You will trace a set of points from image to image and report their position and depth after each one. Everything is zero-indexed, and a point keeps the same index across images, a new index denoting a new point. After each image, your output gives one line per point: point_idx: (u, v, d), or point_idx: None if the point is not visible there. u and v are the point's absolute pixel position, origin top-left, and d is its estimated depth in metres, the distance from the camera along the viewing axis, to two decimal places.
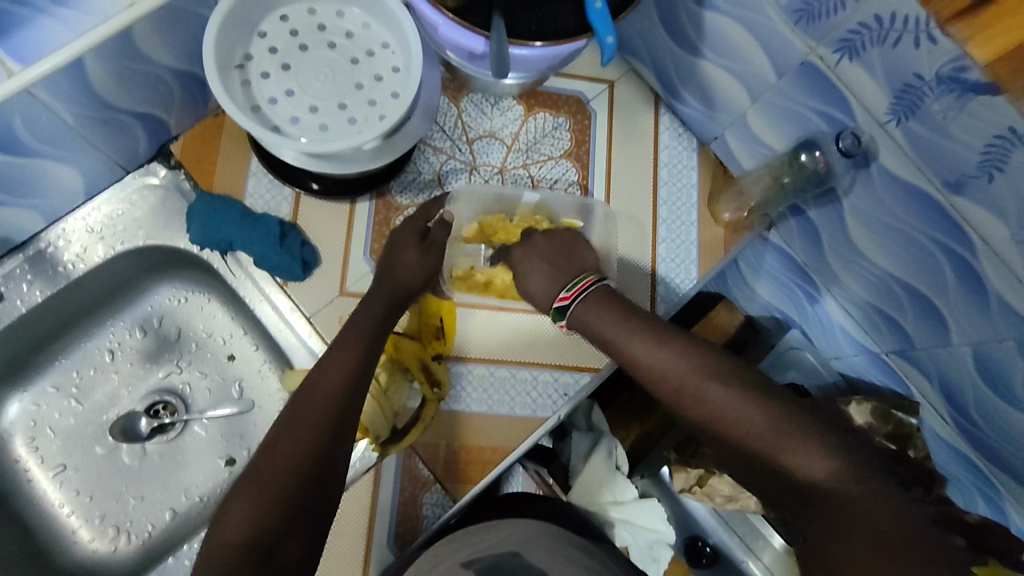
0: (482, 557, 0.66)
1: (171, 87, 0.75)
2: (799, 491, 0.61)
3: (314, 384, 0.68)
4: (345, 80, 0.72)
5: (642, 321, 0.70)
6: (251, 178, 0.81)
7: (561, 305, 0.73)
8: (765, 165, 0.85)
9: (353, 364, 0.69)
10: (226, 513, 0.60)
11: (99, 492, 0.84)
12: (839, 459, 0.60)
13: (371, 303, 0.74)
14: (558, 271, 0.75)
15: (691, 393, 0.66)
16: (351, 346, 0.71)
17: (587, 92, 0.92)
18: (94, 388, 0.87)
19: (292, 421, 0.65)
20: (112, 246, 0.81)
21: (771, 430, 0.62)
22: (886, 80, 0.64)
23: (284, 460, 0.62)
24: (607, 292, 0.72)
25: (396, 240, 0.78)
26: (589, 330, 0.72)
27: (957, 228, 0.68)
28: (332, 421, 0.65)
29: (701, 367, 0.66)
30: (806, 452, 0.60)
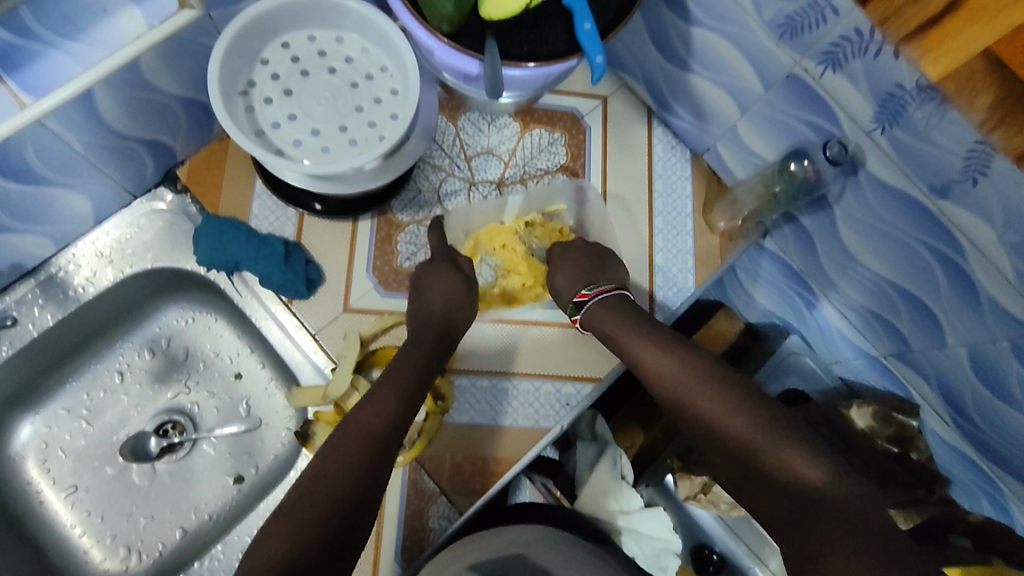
0: (484, 561, 0.66)
1: (177, 115, 0.77)
2: (788, 495, 0.64)
3: (360, 418, 0.68)
4: (346, 103, 0.74)
5: (653, 327, 0.77)
6: (256, 201, 0.84)
7: (578, 301, 0.80)
8: (757, 174, 0.87)
9: (401, 401, 0.70)
10: (266, 540, 0.59)
11: (110, 513, 0.86)
12: (830, 471, 0.64)
13: (417, 341, 0.75)
14: (580, 276, 0.82)
15: (694, 391, 0.72)
16: (397, 382, 0.71)
17: (581, 108, 0.94)
18: (104, 409, 0.89)
19: (334, 450, 0.65)
20: (122, 269, 0.83)
21: (768, 437, 0.68)
22: (869, 90, 0.66)
23: (327, 488, 0.62)
24: (621, 298, 0.80)
25: (427, 274, 0.79)
26: (600, 327, 0.79)
27: (946, 231, 0.70)
28: (374, 454, 0.65)
29: (703, 371, 0.73)
30: (799, 460, 0.65)
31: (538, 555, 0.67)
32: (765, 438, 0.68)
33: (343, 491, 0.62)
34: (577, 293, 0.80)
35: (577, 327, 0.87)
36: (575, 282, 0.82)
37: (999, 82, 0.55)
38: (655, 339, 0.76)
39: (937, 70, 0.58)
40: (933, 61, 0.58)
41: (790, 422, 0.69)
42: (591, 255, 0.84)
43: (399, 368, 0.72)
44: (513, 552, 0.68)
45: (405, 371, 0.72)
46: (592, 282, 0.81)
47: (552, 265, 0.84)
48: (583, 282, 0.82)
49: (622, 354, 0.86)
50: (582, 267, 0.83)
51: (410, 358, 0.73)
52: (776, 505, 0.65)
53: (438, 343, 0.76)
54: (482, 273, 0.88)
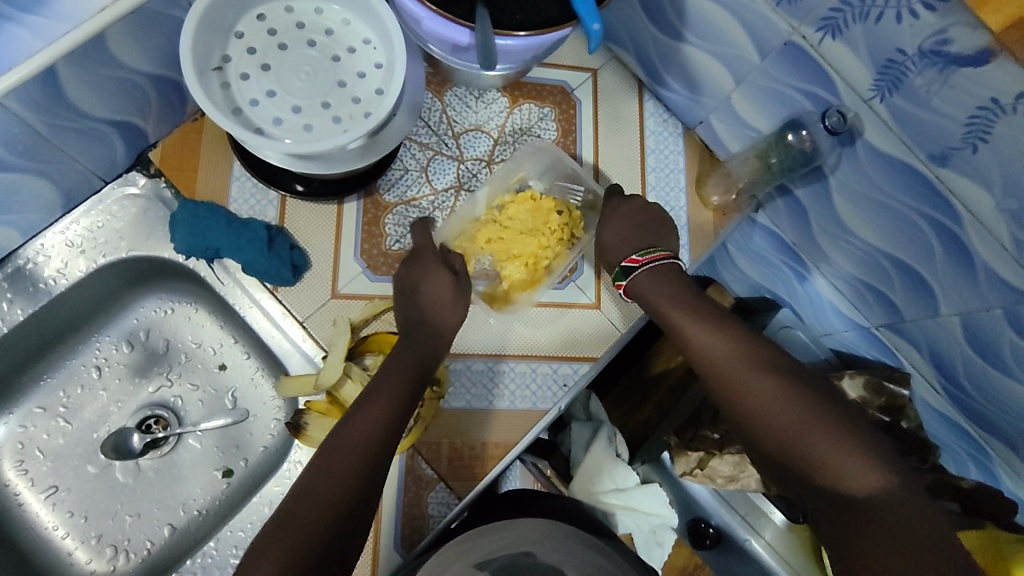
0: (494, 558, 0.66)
1: (147, 94, 0.73)
2: (835, 496, 0.64)
3: (345, 433, 0.66)
4: (328, 77, 0.71)
5: (704, 308, 0.77)
6: (235, 183, 0.79)
7: (628, 266, 0.78)
8: (751, 147, 0.86)
9: (389, 415, 0.67)
10: (251, 565, 0.57)
11: (94, 512, 0.82)
12: (881, 471, 0.64)
13: (405, 353, 0.72)
14: (634, 236, 0.79)
15: (746, 379, 0.71)
16: (387, 392, 0.69)
17: (570, 81, 0.91)
18: (83, 406, 0.85)
19: (322, 468, 0.64)
20: (94, 259, 0.79)
21: (820, 433, 0.67)
22: (870, 56, 0.65)
23: (310, 510, 0.61)
24: (673, 270, 0.79)
25: (423, 271, 0.76)
26: (649, 300, 0.78)
27: (943, 200, 0.70)
28: (361, 475, 0.63)
29: (755, 358, 0.72)
30: (849, 459, 0.65)
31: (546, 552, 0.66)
32: (814, 433, 0.67)
33: (329, 513, 0.61)
34: (626, 258, 0.79)
35: (572, 306, 0.85)
36: (632, 245, 0.79)
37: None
38: (707, 323, 0.75)
39: (997, 21, 0.52)
40: (992, 11, 0.52)
41: (844, 416, 0.68)
42: (650, 214, 0.81)
43: (385, 379, 0.70)
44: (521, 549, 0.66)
45: (391, 385, 0.69)
46: (643, 248, 0.79)
47: (607, 216, 0.81)
48: (635, 246, 0.79)
49: (618, 332, 0.85)
50: (639, 226, 0.80)
51: (397, 371, 0.70)
52: (823, 504, 0.65)
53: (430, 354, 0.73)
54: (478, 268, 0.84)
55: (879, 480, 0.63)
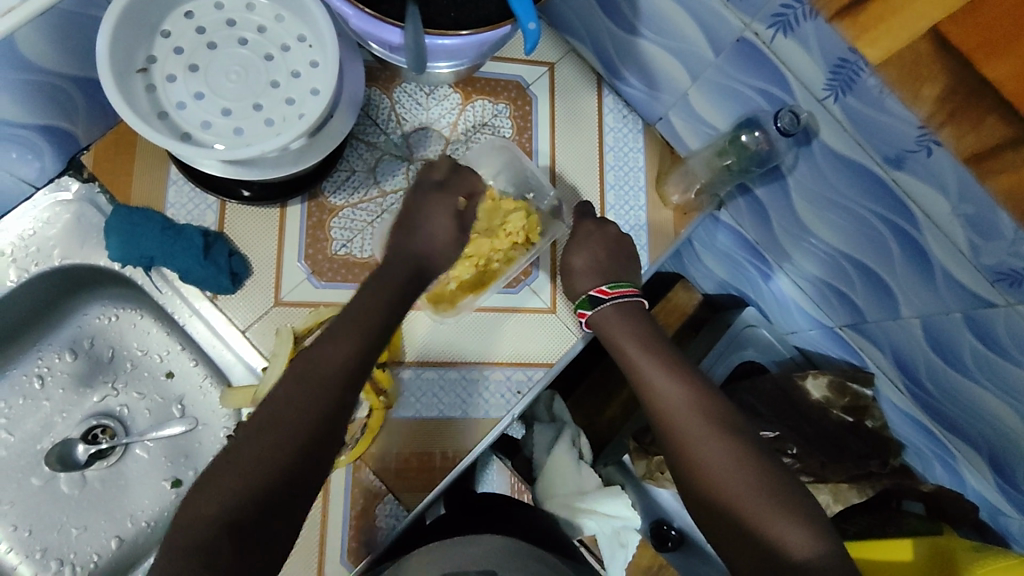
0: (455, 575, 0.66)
1: (71, 95, 0.69)
2: (766, 559, 0.60)
3: (314, 363, 0.61)
4: (260, 78, 0.67)
5: (662, 350, 0.75)
6: (172, 187, 0.76)
7: (596, 296, 0.77)
8: (710, 144, 0.83)
9: (360, 347, 0.63)
10: (203, 492, 0.54)
11: (38, 525, 0.80)
12: (817, 541, 0.60)
13: (386, 280, 0.68)
14: (600, 266, 0.79)
15: (692, 426, 0.68)
16: (361, 321, 0.64)
17: (525, 76, 0.88)
18: (26, 416, 0.83)
19: (287, 397, 0.59)
20: (26, 268, 0.75)
21: (758, 494, 0.63)
22: (822, 55, 0.62)
23: (268, 442, 0.57)
24: (640, 308, 0.78)
25: (425, 206, 0.72)
26: (609, 333, 0.77)
27: (900, 203, 0.67)
28: (326, 410, 0.59)
29: (706, 408, 0.70)
30: (786, 523, 0.61)
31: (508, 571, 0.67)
32: (753, 492, 0.63)
33: (292, 445, 0.57)
34: (596, 287, 0.77)
35: (530, 311, 0.83)
36: (600, 274, 0.78)
37: (973, 66, 0.52)
38: (664, 365, 0.73)
39: (878, 53, 0.57)
40: (871, 44, 0.57)
41: (786, 481, 0.65)
42: (623, 248, 0.81)
43: (360, 307, 0.65)
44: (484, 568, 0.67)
45: (368, 317, 0.65)
46: (612, 280, 0.78)
47: (577, 240, 0.80)
48: (606, 277, 0.78)
49: (574, 338, 0.83)
50: (608, 257, 0.79)
51: (380, 300, 0.66)
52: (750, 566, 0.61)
53: (405, 279, 0.68)
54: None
55: (818, 551, 0.59)
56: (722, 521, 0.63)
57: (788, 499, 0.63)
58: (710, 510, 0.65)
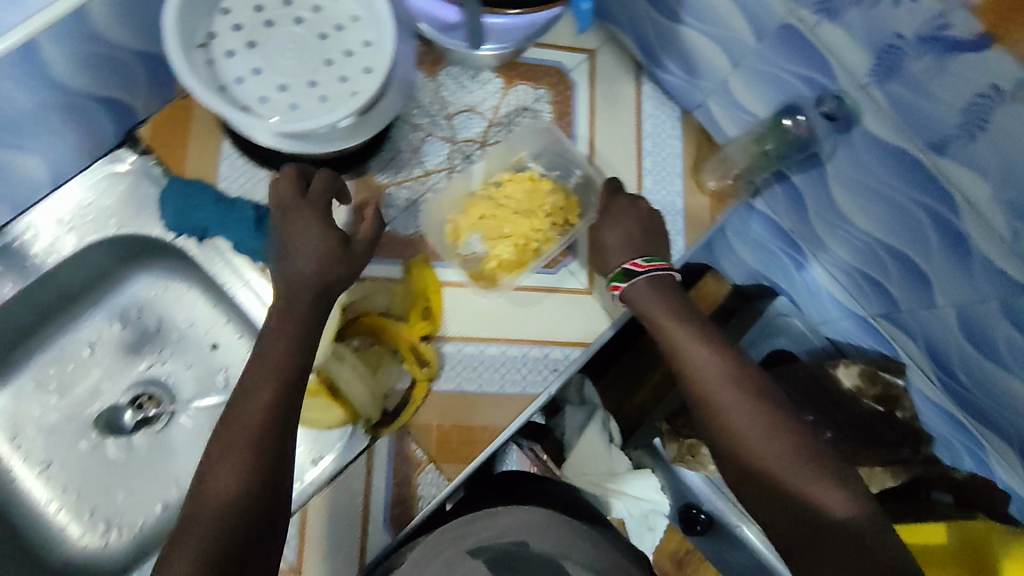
0: (488, 544, 0.68)
1: (133, 70, 0.71)
2: (807, 524, 0.63)
3: (229, 434, 0.62)
4: (315, 56, 0.69)
5: (698, 321, 0.74)
6: (224, 161, 0.78)
7: (629, 269, 0.75)
8: (748, 132, 0.84)
9: (274, 400, 0.63)
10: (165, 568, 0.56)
11: (87, 488, 0.83)
12: (853, 505, 0.63)
13: (291, 304, 0.66)
14: (633, 242, 0.78)
15: (729, 401, 0.69)
16: (271, 375, 0.64)
17: (566, 62, 0.90)
18: (75, 382, 0.85)
19: (215, 470, 0.60)
20: (83, 236, 0.78)
21: (797, 461, 0.66)
22: (866, 41, 0.63)
23: (220, 499, 0.59)
24: (673, 281, 0.76)
25: (296, 226, 0.67)
26: (643, 308, 0.75)
27: (940, 189, 0.68)
28: (258, 455, 0.60)
29: (742, 379, 0.70)
30: (826, 489, 0.64)
31: (539, 542, 0.68)
32: (791, 460, 0.66)
33: (228, 514, 0.58)
34: (629, 260, 0.76)
35: (569, 292, 0.84)
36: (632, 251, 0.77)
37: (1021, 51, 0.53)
38: (700, 338, 0.73)
39: None
40: None
41: (821, 449, 0.67)
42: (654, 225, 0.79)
43: (266, 359, 0.64)
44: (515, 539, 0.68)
45: (275, 353, 0.64)
46: (645, 255, 0.76)
47: (610, 216, 0.79)
48: (638, 252, 0.77)
49: (609, 319, 0.83)
50: (640, 233, 0.78)
51: (285, 332, 0.65)
52: (791, 533, 0.64)
53: (313, 318, 0.67)
54: (467, 249, 0.82)
55: (856, 513, 0.63)
56: (765, 489, 0.66)
57: (824, 466, 0.66)
58: (752, 480, 0.67)
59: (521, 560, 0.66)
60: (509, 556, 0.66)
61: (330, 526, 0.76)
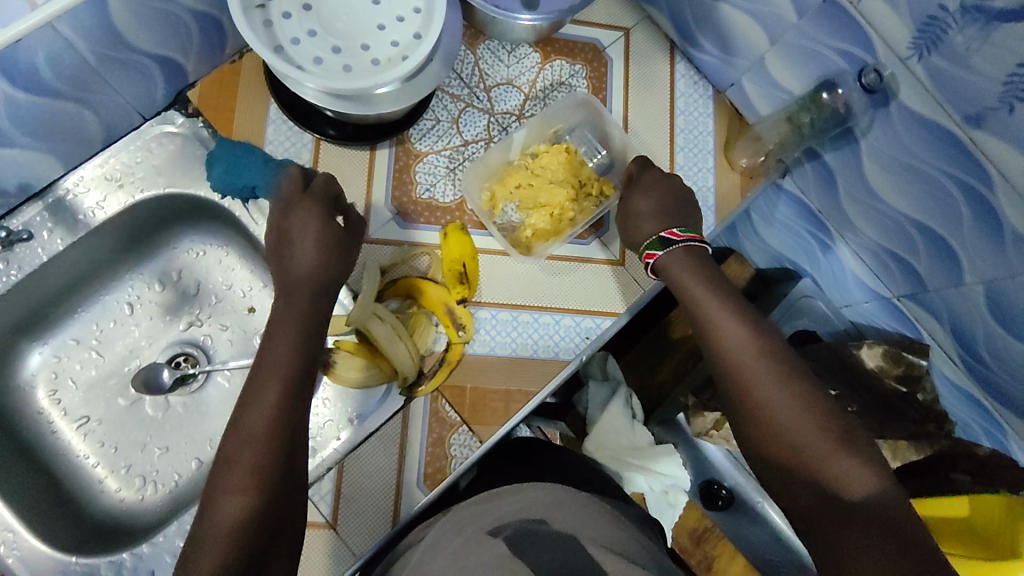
0: (508, 524, 0.61)
1: (191, 30, 0.73)
2: (826, 498, 0.61)
3: (238, 436, 0.60)
4: (367, 21, 0.71)
5: (729, 295, 0.74)
6: (270, 125, 0.81)
7: (667, 238, 0.76)
8: (782, 109, 0.86)
9: (280, 400, 0.61)
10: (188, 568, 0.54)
11: (124, 443, 0.85)
12: (879, 483, 0.61)
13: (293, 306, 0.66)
14: (666, 210, 0.79)
15: (753, 370, 0.68)
16: (277, 376, 0.63)
17: (603, 39, 0.92)
18: (114, 340, 0.87)
19: (225, 473, 0.58)
20: (132, 194, 0.80)
21: (819, 434, 0.64)
22: (910, 13, 0.65)
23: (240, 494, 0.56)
24: (706, 254, 0.76)
25: (299, 224, 0.69)
26: (676, 276, 0.75)
27: (975, 162, 0.70)
28: (273, 450, 0.59)
29: (773, 352, 0.69)
30: (846, 464, 0.62)
31: (560, 522, 0.60)
32: (819, 435, 0.64)
33: (243, 512, 0.56)
34: (666, 229, 0.76)
35: (603, 263, 0.86)
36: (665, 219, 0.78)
37: None
38: (730, 308, 0.72)
39: None
40: None
41: (845, 424, 0.65)
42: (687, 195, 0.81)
43: (269, 359, 0.63)
44: (534, 516, 0.61)
45: (279, 349, 0.64)
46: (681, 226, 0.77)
47: (644, 185, 0.80)
48: (673, 220, 0.78)
49: (642, 289, 0.85)
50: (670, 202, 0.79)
51: (287, 330, 0.65)
52: (810, 507, 0.62)
53: (313, 320, 0.67)
54: (504, 218, 0.85)
55: (877, 491, 0.61)
56: (784, 462, 0.64)
57: (847, 442, 0.63)
58: (772, 453, 0.65)
59: (541, 535, 0.59)
60: (530, 530, 0.59)
61: (365, 482, 0.77)
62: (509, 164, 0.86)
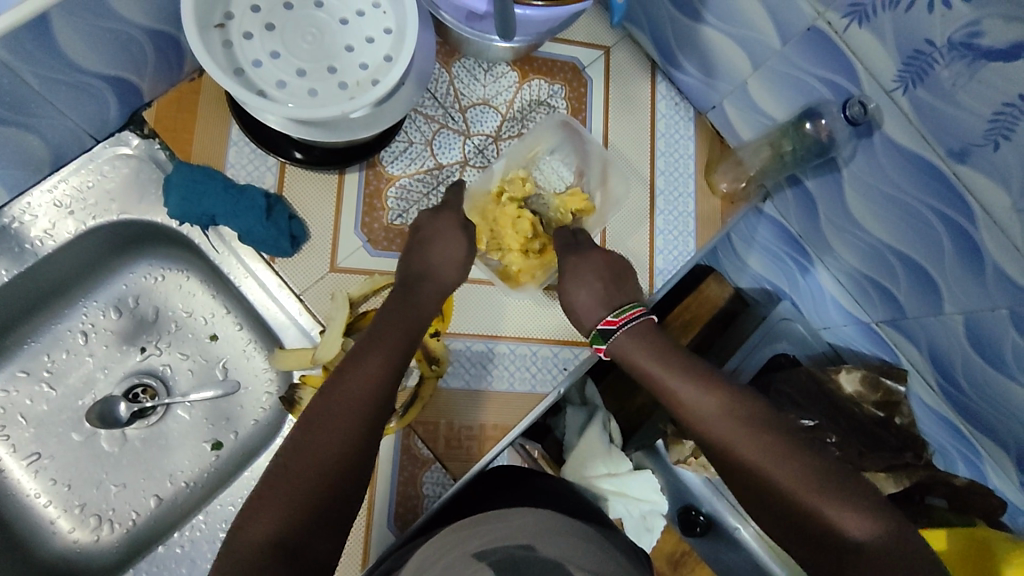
0: (494, 549, 0.58)
1: (144, 49, 0.68)
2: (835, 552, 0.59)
3: (336, 392, 0.63)
4: (334, 42, 0.68)
5: (680, 360, 0.72)
6: (232, 148, 0.77)
7: (605, 328, 0.75)
8: (764, 135, 0.84)
9: (382, 373, 0.65)
10: (248, 520, 0.56)
11: (78, 481, 0.80)
12: (879, 527, 0.59)
13: (407, 292, 0.72)
14: (601, 301, 0.76)
15: (729, 440, 0.67)
16: (387, 347, 0.67)
17: (582, 58, 0.89)
18: (68, 371, 0.82)
19: (311, 433, 0.61)
20: (84, 221, 0.75)
21: (810, 489, 0.62)
22: (896, 46, 0.63)
23: (320, 455, 0.59)
24: (650, 325, 0.75)
25: (435, 227, 0.74)
26: (629, 362, 0.74)
27: (957, 197, 0.68)
28: (366, 424, 0.62)
29: (737, 413, 0.68)
30: (844, 513, 0.60)
31: (546, 549, 0.57)
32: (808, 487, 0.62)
33: (320, 470, 0.59)
34: (601, 320, 0.75)
35: None
36: (604, 305, 0.76)
37: None
38: (687, 378, 0.71)
39: None
40: None
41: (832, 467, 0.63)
42: (614, 270, 0.78)
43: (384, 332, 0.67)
44: (522, 542, 0.58)
45: (391, 328, 0.68)
46: (616, 308, 0.75)
47: (572, 278, 0.77)
48: (611, 306, 0.76)
49: None
50: (607, 289, 0.76)
51: (402, 313, 0.70)
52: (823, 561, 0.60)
53: (419, 303, 0.71)
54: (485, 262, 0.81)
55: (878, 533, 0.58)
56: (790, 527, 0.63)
57: (839, 489, 0.61)
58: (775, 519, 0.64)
59: (524, 560, 0.55)
60: (514, 557, 0.56)
61: None
62: (488, 193, 0.82)
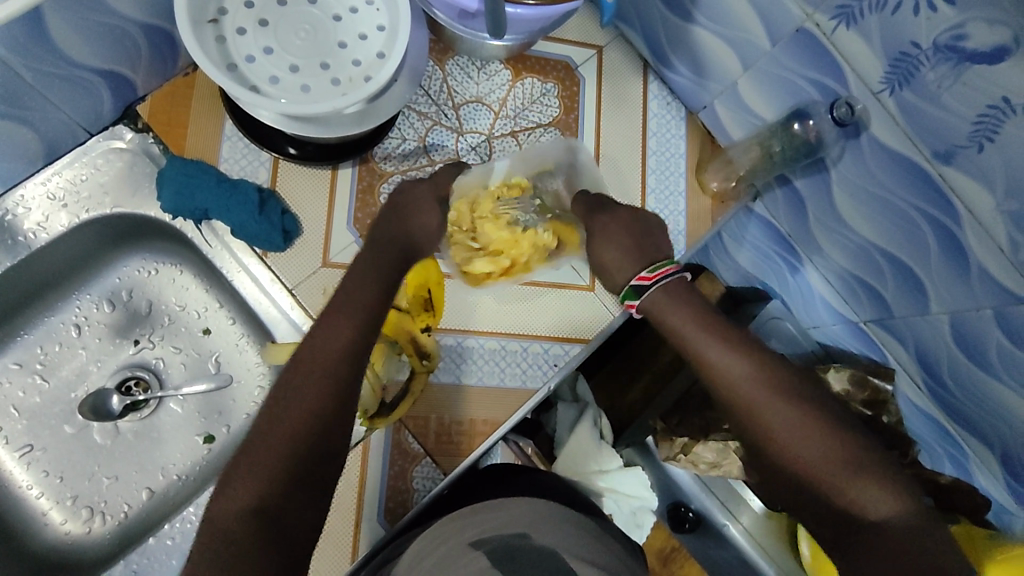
0: (490, 537, 0.58)
1: (137, 44, 0.69)
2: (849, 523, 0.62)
3: (303, 360, 0.62)
4: (328, 38, 0.68)
5: (718, 323, 0.66)
6: (226, 143, 0.77)
7: (639, 284, 0.67)
8: (754, 135, 0.85)
9: (351, 340, 0.63)
10: (228, 487, 0.57)
11: (71, 473, 0.81)
12: (900, 502, 0.61)
13: (377, 256, 0.69)
14: (635, 254, 0.69)
15: (763, 410, 0.64)
16: (354, 312, 0.65)
17: (575, 57, 0.89)
18: (61, 364, 0.83)
19: (281, 402, 0.60)
20: (78, 214, 0.76)
21: (834, 466, 0.62)
22: (883, 47, 0.64)
23: (291, 425, 0.59)
24: (685, 283, 0.68)
25: (412, 196, 0.73)
26: (660, 322, 0.67)
27: (943, 198, 0.69)
28: (335, 392, 0.61)
29: (772, 384, 0.64)
30: (866, 492, 0.61)
31: (541, 536, 0.58)
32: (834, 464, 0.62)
33: (293, 437, 0.59)
34: (636, 274, 0.67)
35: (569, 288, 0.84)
36: (639, 257, 0.68)
37: None
38: (725, 344, 0.65)
39: None
40: None
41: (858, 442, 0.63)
42: (641, 222, 0.72)
43: (351, 301, 0.65)
44: (517, 531, 0.59)
45: (359, 293, 0.66)
46: (650, 263, 0.68)
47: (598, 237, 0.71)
48: (643, 258, 0.68)
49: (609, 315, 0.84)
50: (635, 245, 0.69)
51: (374, 276, 0.67)
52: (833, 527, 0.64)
53: (393, 266, 0.69)
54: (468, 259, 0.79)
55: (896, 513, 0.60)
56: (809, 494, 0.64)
57: (864, 467, 0.62)
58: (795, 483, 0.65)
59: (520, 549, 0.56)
60: (510, 546, 0.57)
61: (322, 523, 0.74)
62: (485, 190, 0.79)
